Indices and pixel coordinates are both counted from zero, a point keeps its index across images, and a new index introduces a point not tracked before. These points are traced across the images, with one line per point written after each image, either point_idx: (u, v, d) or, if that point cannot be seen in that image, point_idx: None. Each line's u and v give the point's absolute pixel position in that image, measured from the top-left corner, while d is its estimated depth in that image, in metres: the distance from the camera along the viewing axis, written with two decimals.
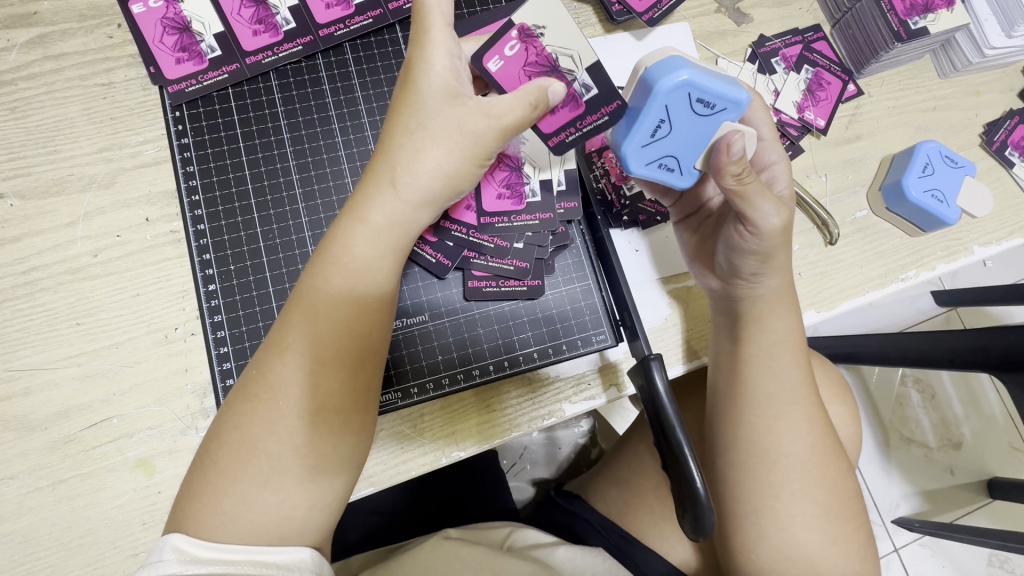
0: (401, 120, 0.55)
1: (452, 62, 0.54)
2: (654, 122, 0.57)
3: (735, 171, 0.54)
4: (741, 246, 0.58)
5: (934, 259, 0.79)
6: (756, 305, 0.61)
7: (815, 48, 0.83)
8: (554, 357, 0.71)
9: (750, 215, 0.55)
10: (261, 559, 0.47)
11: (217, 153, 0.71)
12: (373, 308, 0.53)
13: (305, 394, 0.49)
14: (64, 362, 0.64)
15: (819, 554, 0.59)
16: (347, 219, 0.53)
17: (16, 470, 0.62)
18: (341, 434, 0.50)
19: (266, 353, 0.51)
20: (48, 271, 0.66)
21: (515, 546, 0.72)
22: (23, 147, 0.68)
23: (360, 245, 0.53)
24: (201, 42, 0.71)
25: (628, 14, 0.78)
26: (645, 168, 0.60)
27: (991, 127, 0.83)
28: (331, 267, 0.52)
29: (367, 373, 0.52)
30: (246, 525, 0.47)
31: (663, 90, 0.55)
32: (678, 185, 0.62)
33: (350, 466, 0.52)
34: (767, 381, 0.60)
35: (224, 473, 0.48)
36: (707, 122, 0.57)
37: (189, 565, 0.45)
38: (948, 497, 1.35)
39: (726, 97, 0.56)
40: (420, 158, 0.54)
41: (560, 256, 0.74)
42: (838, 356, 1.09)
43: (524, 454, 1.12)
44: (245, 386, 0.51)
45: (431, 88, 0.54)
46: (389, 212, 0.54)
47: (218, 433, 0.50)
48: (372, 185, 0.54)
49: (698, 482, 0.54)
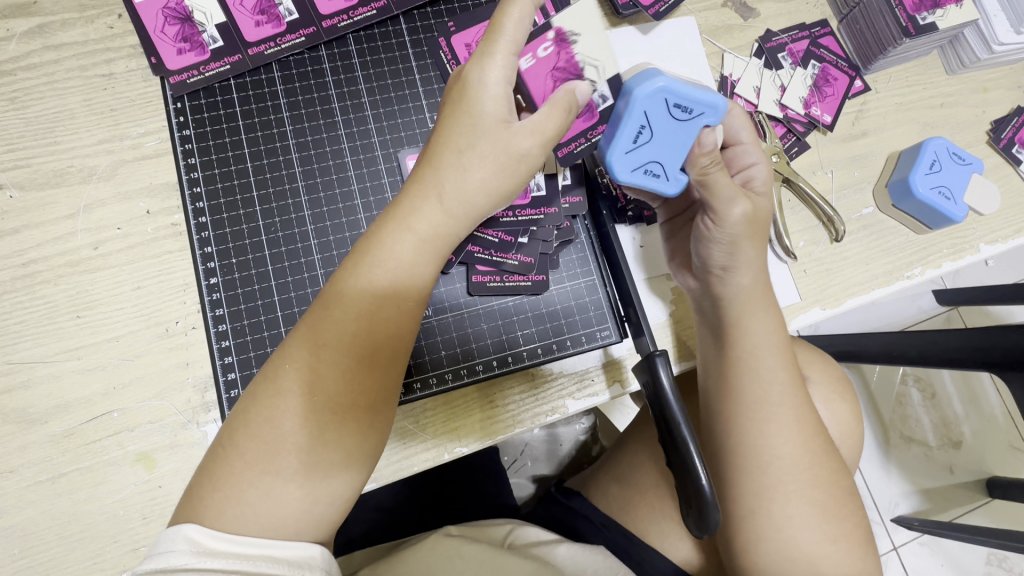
0: (449, 138, 0.54)
1: (506, 88, 0.54)
2: (635, 129, 0.58)
3: (706, 161, 0.57)
4: (707, 235, 0.60)
5: (939, 257, 0.79)
6: (733, 305, 0.61)
7: (822, 43, 0.82)
8: (558, 354, 0.70)
9: (716, 204, 0.58)
10: (275, 555, 0.46)
11: (219, 145, 0.70)
12: (409, 312, 0.53)
13: (338, 391, 0.49)
14: (64, 356, 0.64)
15: (822, 553, 0.58)
16: (393, 224, 0.52)
17: (16, 464, 0.61)
18: (366, 432, 0.50)
19: (296, 344, 0.50)
20: (48, 263, 0.65)
21: (515, 543, 0.72)
22: (23, 138, 0.67)
23: (406, 250, 0.52)
24: (203, 32, 0.70)
25: (634, 7, 0.77)
26: (630, 176, 0.60)
27: (998, 124, 0.82)
28: (372, 266, 0.51)
29: (396, 375, 0.52)
30: (263, 518, 0.46)
31: (641, 95, 0.57)
32: (666, 193, 0.61)
33: (368, 465, 0.52)
34: (756, 381, 0.60)
35: (248, 465, 0.47)
36: (686, 127, 0.58)
37: (202, 556, 0.44)
38: (947, 495, 1.35)
39: (703, 101, 0.56)
40: (466, 176, 0.53)
41: (565, 252, 0.73)
42: (840, 353, 1.09)
43: (526, 451, 1.12)
44: (271, 376, 0.50)
45: (485, 110, 0.53)
46: (433, 222, 0.53)
47: (243, 422, 0.49)
48: (418, 195, 0.53)
49: (703, 480, 0.54)
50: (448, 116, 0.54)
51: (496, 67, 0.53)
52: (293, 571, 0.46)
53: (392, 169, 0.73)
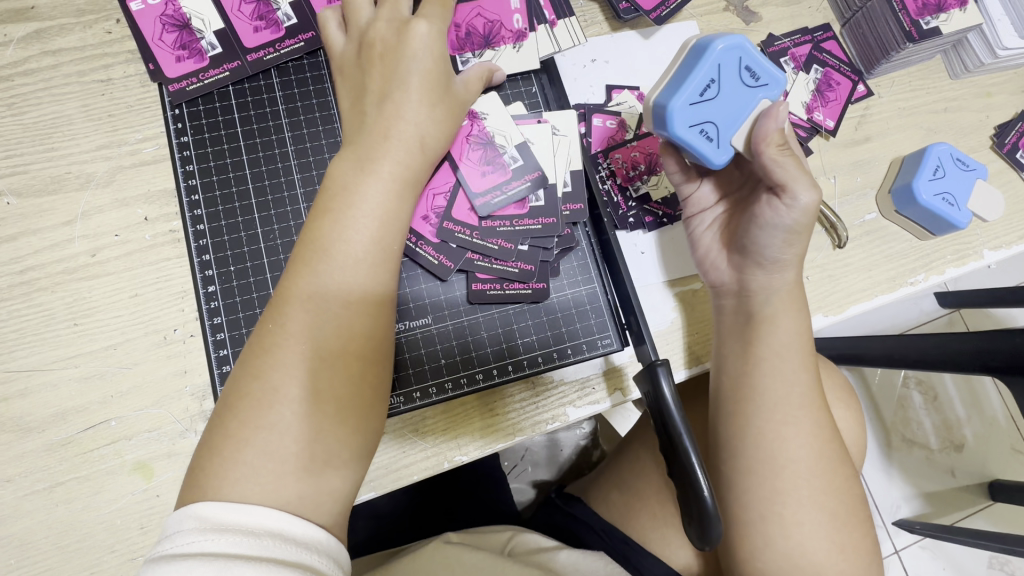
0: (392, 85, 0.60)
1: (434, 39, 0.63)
2: (704, 81, 0.58)
3: (777, 133, 0.58)
4: (773, 217, 0.58)
5: (943, 263, 0.78)
6: (770, 301, 0.61)
7: (825, 47, 0.82)
8: (559, 361, 0.70)
9: (789, 181, 0.57)
10: (283, 532, 0.45)
11: (216, 151, 0.69)
12: (386, 255, 0.56)
13: (326, 337, 0.51)
14: (62, 363, 0.63)
15: (826, 562, 0.58)
16: (359, 169, 0.57)
17: (13, 473, 0.61)
18: (358, 377, 0.52)
19: (282, 304, 0.52)
20: (45, 270, 0.65)
21: (516, 550, 0.71)
22: (21, 144, 0.67)
23: (375, 192, 0.56)
24: (202, 39, 0.70)
25: (636, 12, 0.76)
26: (687, 130, 0.59)
27: (1002, 129, 0.82)
28: (348, 213, 0.55)
29: (380, 317, 0.55)
30: (266, 486, 0.46)
31: (719, 49, 0.57)
32: (711, 160, 0.60)
33: (368, 416, 0.53)
34: (777, 386, 0.59)
35: (242, 424, 0.48)
36: (750, 93, 0.59)
37: (209, 534, 0.43)
38: (950, 499, 1.34)
39: (770, 74, 0.60)
40: (400, 117, 0.59)
41: (566, 259, 0.72)
42: (841, 358, 1.08)
43: (526, 456, 1.11)
44: (259, 339, 0.52)
45: (416, 53, 0.61)
46: (396, 157, 0.58)
47: (237, 388, 0.50)
48: (378, 137, 0.58)
49: (706, 492, 0.53)
50: (384, 67, 0.61)
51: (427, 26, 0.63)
52: (302, 551, 0.45)
53: None
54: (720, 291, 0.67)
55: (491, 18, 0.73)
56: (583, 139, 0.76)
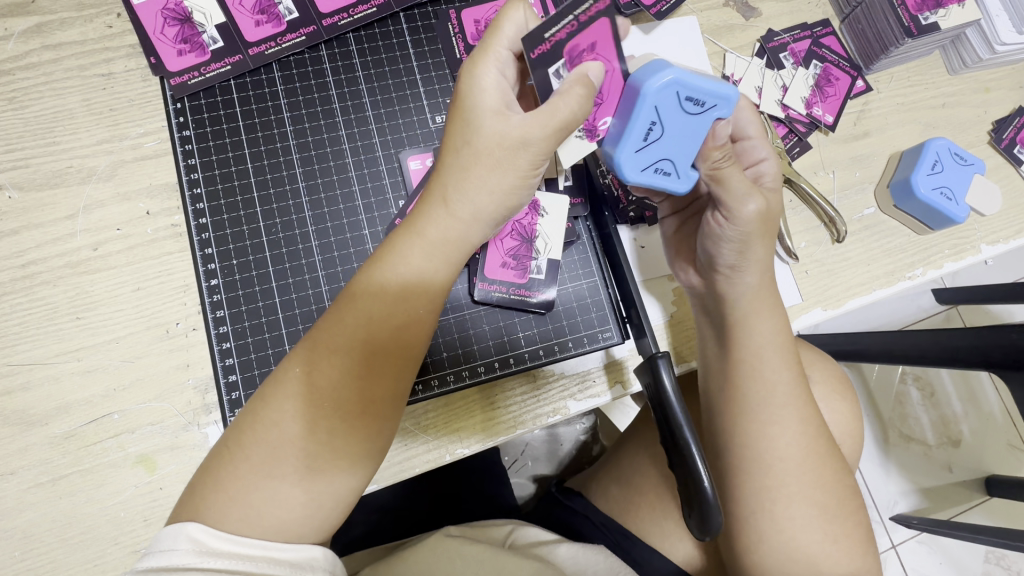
0: (452, 142, 0.52)
1: (500, 82, 0.52)
2: (645, 125, 0.55)
3: (715, 155, 0.56)
4: (717, 231, 0.59)
5: (940, 258, 0.79)
6: (740, 303, 0.60)
7: (824, 43, 0.82)
8: (559, 355, 0.70)
9: (727, 200, 0.56)
10: (277, 556, 0.46)
11: (218, 146, 0.70)
12: (421, 317, 0.52)
13: (345, 399, 0.48)
14: (64, 357, 0.63)
15: (822, 554, 0.58)
16: (403, 231, 0.52)
17: (17, 466, 0.61)
18: (372, 440, 0.50)
19: (307, 350, 0.50)
20: (47, 264, 0.65)
21: (517, 543, 0.72)
22: (21, 138, 0.67)
23: (416, 257, 0.51)
24: (203, 33, 0.70)
25: (636, 7, 0.77)
26: (641, 175, 0.57)
27: (1000, 124, 0.82)
28: (383, 272, 0.51)
29: (403, 382, 0.51)
30: (265, 522, 0.46)
31: (650, 90, 0.53)
32: (677, 191, 0.58)
33: (372, 471, 0.51)
34: (754, 384, 0.60)
35: (254, 468, 0.47)
36: (697, 121, 0.54)
37: (206, 556, 0.44)
38: (946, 494, 1.35)
39: (716, 93, 0.53)
40: (467, 176, 0.51)
41: (567, 252, 0.73)
42: (839, 353, 1.09)
43: (526, 451, 1.12)
44: (280, 382, 0.49)
45: (481, 103, 0.51)
46: (443, 227, 0.51)
47: (251, 424, 0.48)
48: (425, 201, 0.52)
49: (705, 482, 0.54)
50: (451, 122, 0.53)
51: (484, 63, 0.51)
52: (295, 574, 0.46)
53: (392, 168, 0.73)
54: (694, 293, 0.67)
55: None
56: None
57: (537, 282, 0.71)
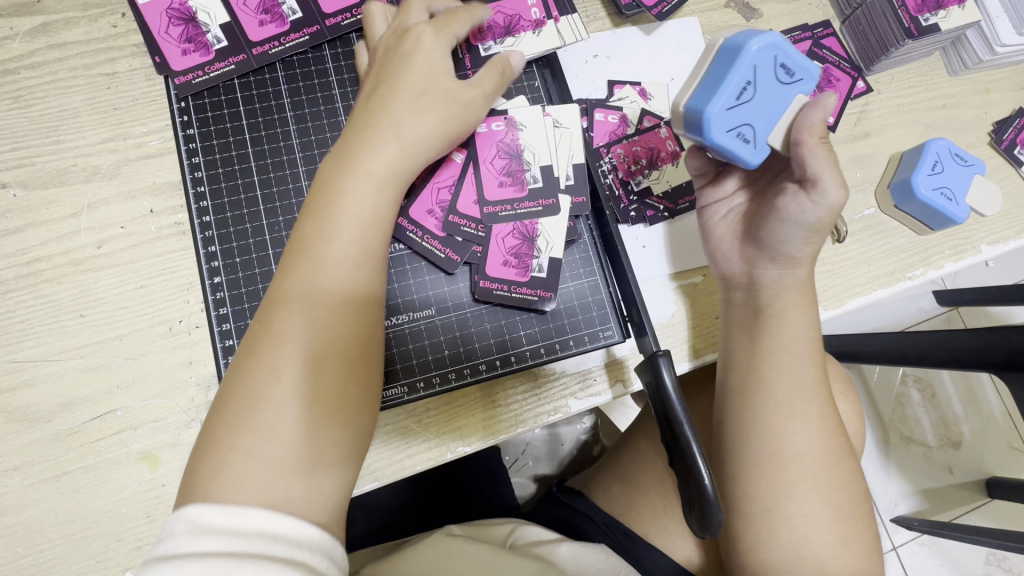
0: (385, 106, 0.60)
1: (445, 53, 0.64)
2: (739, 84, 0.55)
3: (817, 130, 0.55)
4: (800, 211, 0.57)
5: (941, 258, 0.79)
6: (782, 296, 0.61)
7: (825, 44, 0.82)
8: (561, 353, 0.71)
9: (818, 177, 0.55)
10: (276, 534, 0.42)
11: (222, 144, 0.70)
12: (362, 294, 0.54)
13: (310, 383, 0.49)
14: (68, 354, 0.64)
15: (823, 553, 0.58)
16: (326, 212, 0.54)
17: (20, 462, 0.61)
18: (338, 402, 0.50)
19: (257, 356, 0.49)
20: (51, 262, 0.65)
21: (517, 542, 0.72)
22: (26, 136, 0.67)
23: (344, 235, 0.54)
24: (207, 33, 0.70)
25: (637, 8, 0.77)
26: (725, 136, 0.56)
27: (1000, 126, 0.83)
28: (318, 259, 0.53)
29: (361, 345, 0.52)
30: (257, 488, 0.45)
31: (756, 48, 0.54)
32: (748, 162, 0.58)
33: (351, 433, 0.50)
34: (786, 381, 0.60)
35: (231, 470, 0.45)
36: (785, 93, 0.56)
37: (203, 536, 0.40)
38: (947, 495, 1.35)
39: (804, 68, 0.56)
40: (400, 157, 0.59)
41: (568, 252, 0.73)
42: (840, 353, 1.09)
43: (527, 450, 1.12)
44: (235, 392, 0.48)
45: (416, 71, 0.62)
46: (367, 202, 0.56)
47: (215, 437, 0.46)
48: (343, 170, 0.56)
49: (707, 482, 0.54)
50: (382, 88, 0.61)
51: (433, 37, 0.64)
52: (296, 550, 0.42)
53: None
54: (730, 282, 0.66)
55: (510, 13, 0.74)
56: (585, 133, 0.77)
57: (539, 280, 0.71)
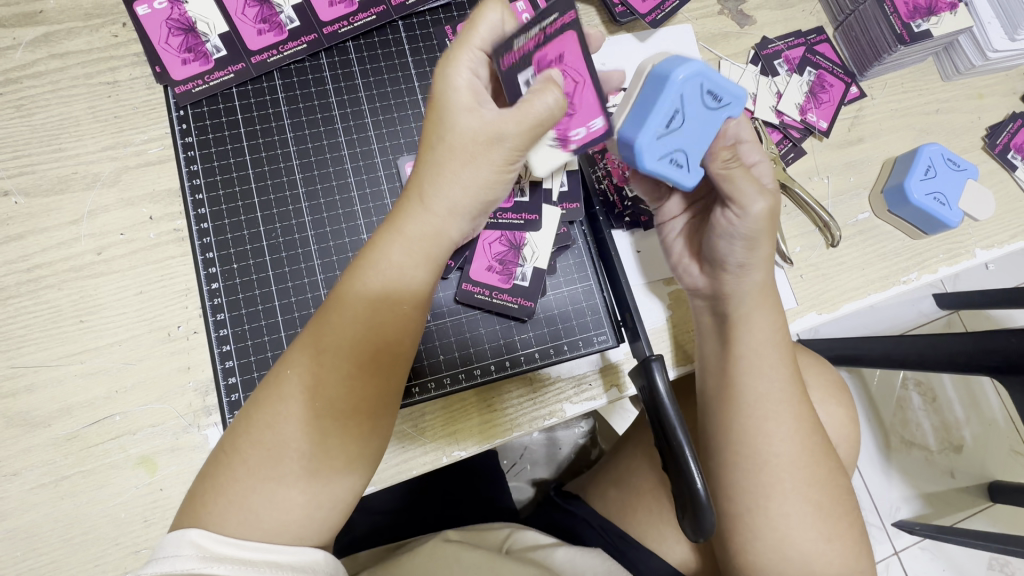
0: (427, 140, 0.52)
1: (472, 80, 0.52)
2: (667, 114, 0.57)
3: (726, 155, 0.58)
4: (727, 229, 0.58)
5: (935, 262, 0.79)
6: (743, 302, 0.60)
7: (818, 50, 0.83)
8: (555, 358, 0.71)
9: (737, 198, 0.56)
10: (279, 560, 0.47)
11: (220, 152, 0.71)
12: (408, 314, 0.52)
13: (337, 397, 0.49)
14: (66, 360, 0.65)
15: (816, 554, 0.59)
16: (387, 229, 0.53)
17: (20, 466, 0.62)
18: (367, 437, 0.51)
19: (297, 352, 0.51)
20: (51, 268, 0.66)
21: (513, 548, 0.72)
22: (28, 144, 0.68)
23: (400, 254, 0.52)
24: (206, 42, 0.71)
25: (631, 15, 0.78)
26: (657, 163, 0.59)
27: (994, 130, 0.83)
28: (367, 272, 0.51)
29: (398, 381, 0.53)
30: (265, 522, 0.47)
31: (676, 80, 0.56)
32: (685, 184, 0.60)
33: (370, 469, 0.52)
34: (757, 381, 0.60)
35: (251, 472, 0.48)
36: (714, 117, 0.58)
37: (208, 561, 0.44)
38: (948, 500, 1.35)
39: (731, 91, 0.58)
40: (448, 171, 0.51)
41: (562, 257, 0.74)
42: (838, 358, 1.09)
43: (525, 455, 1.12)
44: (271, 389, 0.50)
45: (455, 102, 0.51)
46: (426, 225, 0.52)
47: (247, 428, 0.49)
48: (405, 200, 0.53)
49: (699, 482, 0.54)
50: (426, 119, 0.53)
51: (457, 63, 0.52)
52: None
53: (391, 174, 0.74)
54: (697, 294, 0.66)
55: None
56: None
57: (521, 288, 0.71)
